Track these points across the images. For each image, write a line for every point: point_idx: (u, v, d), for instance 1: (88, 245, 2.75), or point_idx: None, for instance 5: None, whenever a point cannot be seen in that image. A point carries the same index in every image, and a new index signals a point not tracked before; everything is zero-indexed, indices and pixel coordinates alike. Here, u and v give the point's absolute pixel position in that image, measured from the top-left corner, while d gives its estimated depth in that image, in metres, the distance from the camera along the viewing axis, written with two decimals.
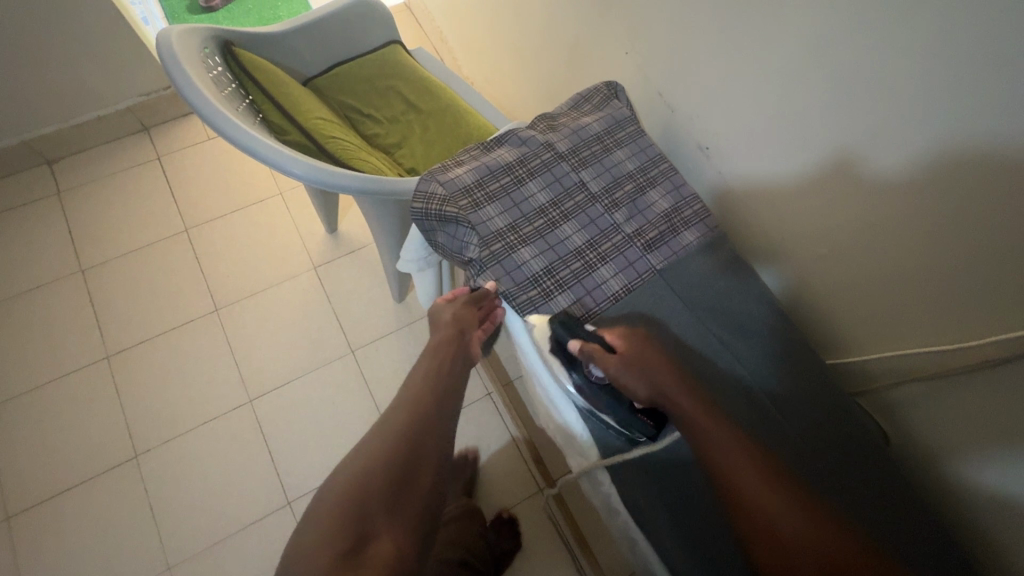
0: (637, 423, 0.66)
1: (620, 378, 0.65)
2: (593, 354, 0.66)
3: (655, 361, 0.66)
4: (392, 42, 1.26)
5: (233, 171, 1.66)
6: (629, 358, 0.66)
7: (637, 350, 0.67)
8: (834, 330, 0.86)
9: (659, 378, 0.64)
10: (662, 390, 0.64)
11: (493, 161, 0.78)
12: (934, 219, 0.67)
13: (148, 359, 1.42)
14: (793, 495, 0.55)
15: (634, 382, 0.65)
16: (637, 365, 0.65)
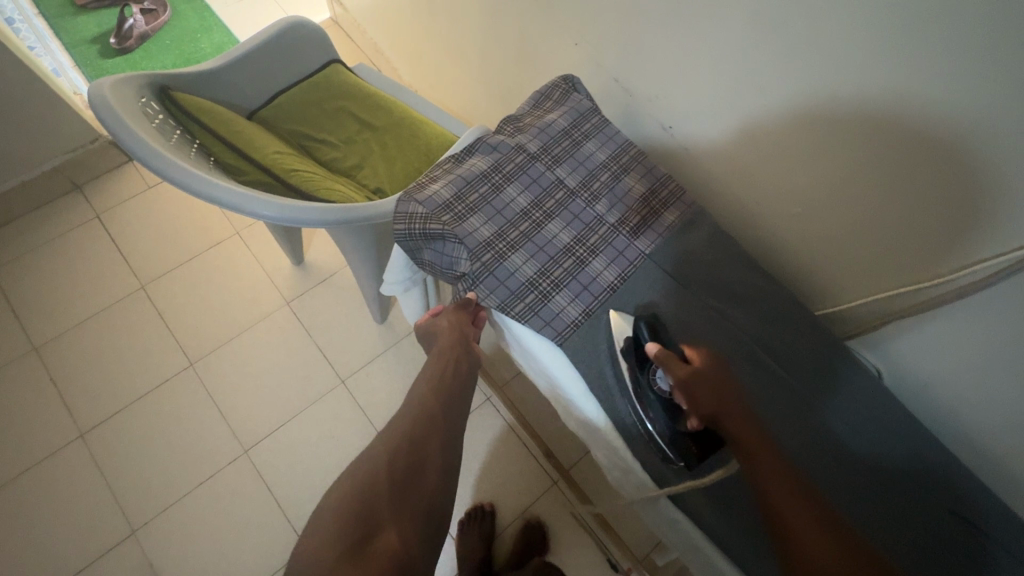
0: (680, 446, 0.64)
1: (688, 390, 0.63)
2: (669, 362, 0.64)
3: (726, 387, 0.65)
4: (331, 62, 1.23)
5: (182, 216, 1.58)
6: (705, 375, 0.65)
7: (714, 371, 0.66)
8: (815, 287, 0.91)
9: (730, 401, 0.63)
10: (733, 414, 0.62)
11: (467, 172, 0.77)
12: (900, 158, 0.69)
13: (126, 429, 1.34)
14: (846, 560, 0.51)
15: (702, 398, 0.63)
16: (711, 383, 0.64)
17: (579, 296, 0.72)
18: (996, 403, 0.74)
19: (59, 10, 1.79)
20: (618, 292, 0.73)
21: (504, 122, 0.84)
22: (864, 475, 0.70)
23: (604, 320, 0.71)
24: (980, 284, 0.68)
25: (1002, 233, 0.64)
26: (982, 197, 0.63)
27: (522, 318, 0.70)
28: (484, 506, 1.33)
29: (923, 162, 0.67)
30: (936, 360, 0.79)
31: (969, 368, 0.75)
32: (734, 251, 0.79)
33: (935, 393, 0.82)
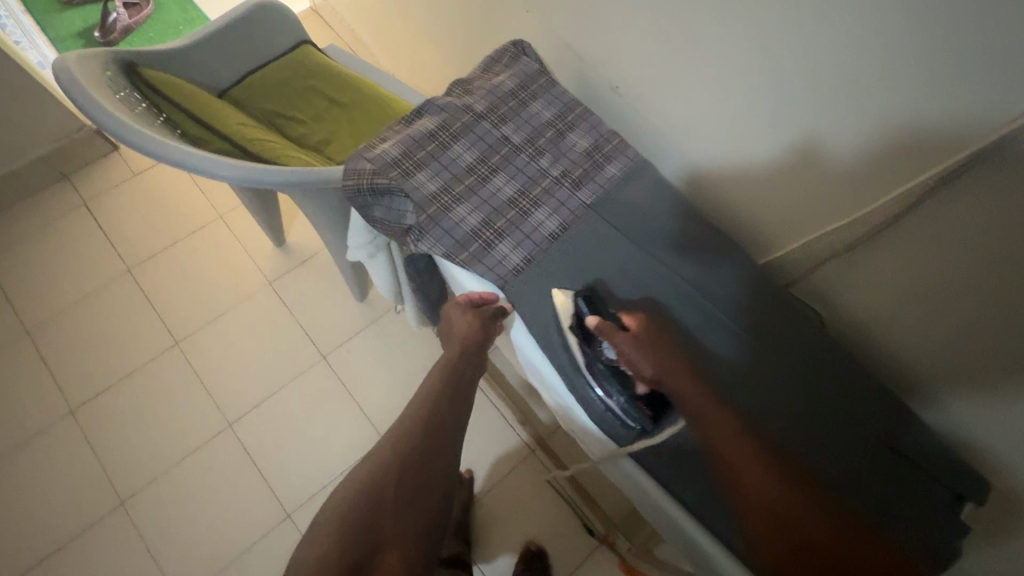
0: (634, 412, 0.69)
1: (632, 356, 0.69)
2: (609, 332, 0.69)
3: (664, 345, 0.71)
4: (301, 43, 1.26)
5: (166, 202, 1.62)
6: (643, 339, 0.70)
7: (649, 332, 0.71)
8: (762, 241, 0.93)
9: (669, 361, 0.69)
10: (672, 373, 0.69)
11: (414, 132, 0.80)
12: (830, 95, 0.71)
13: (115, 406, 1.39)
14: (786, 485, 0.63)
15: (645, 362, 0.68)
16: (649, 346, 0.70)
17: (522, 244, 0.75)
18: (919, 338, 0.76)
19: (46, 6, 1.84)
20: (560, 240, 0.76)
21: (453, 85, 0.87)
22: (798, 413, 0.72)
23: (545, 265, 0.75)
24: (897, 216, 0.70)
25: (920, 157, 0.66)
26: (900, 121, 0.66)
27: (466, 266, 0.73)
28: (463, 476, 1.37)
29: (847, 93, 0.69)
30: (864, 301, 0.81)
31: (895, 304, 0.76)
32: (674, 200, 0.82)
33: (867, 336, 0.83)
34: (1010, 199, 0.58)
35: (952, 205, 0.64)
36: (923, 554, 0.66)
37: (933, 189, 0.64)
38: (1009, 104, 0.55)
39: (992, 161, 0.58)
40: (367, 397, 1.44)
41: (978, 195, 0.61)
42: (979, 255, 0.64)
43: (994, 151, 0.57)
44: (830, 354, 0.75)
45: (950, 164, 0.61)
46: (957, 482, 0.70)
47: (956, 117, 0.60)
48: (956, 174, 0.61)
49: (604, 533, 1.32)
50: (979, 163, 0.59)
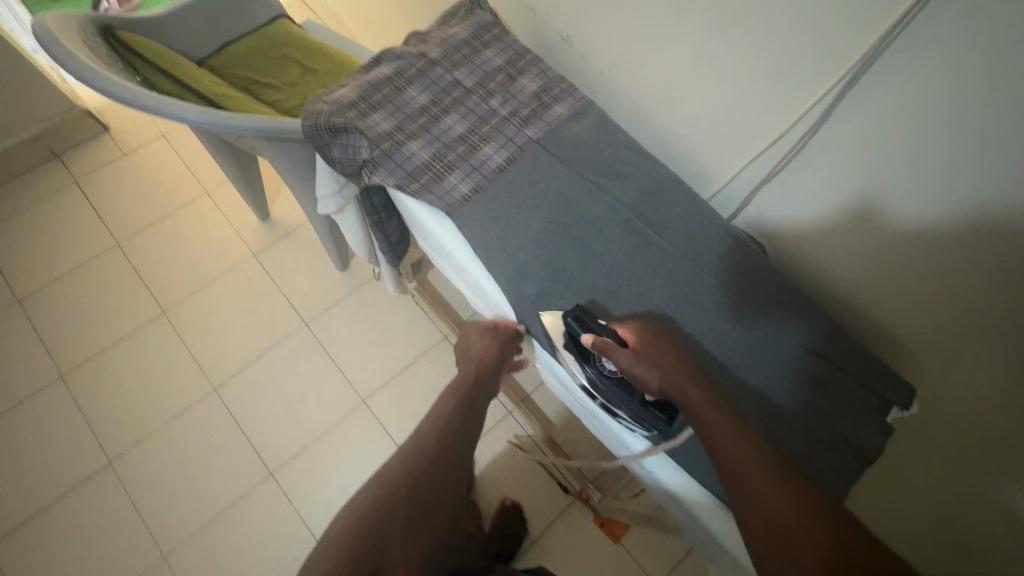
0: (647, 417, 0.70)
1: (632, 371, 0.68)
2: (607, 349, 0.68)
3: (665, 354, 0.68)
4: (278, 17, 1.32)
5: (154, 179, 1.67)
6: (642, 350, 0.68)
7: (650, 344, 0.69)
8: (703, 183, 0.96)
9: (671, 368, 0.67)
10: (675, 382, 0.66)
11: (372, 77, 0.85)
12: (756, 19, 0.73)
13: (103, 371, 1.43)
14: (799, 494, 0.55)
15: (643, 374, 0.67)
16: (648, 357, 0.68)
17: (470, 176, 0.79)
18: (849, 258, 0.80)
19: None
20: (507, 173, 0.80)
21: (412, 37, 0.92)
22: (743, 336, 0.76)
23: (492, 195, 0.79)
24: (815, 126, 0.74)
25: (828, 70, 0.70)
26: (809, 42, 0.69)
27: (417, 195, 0.77)
28: None
29: (764, 19, 0.72)
30: (799, 227, 0.85)
31: (824, 222, 0.81)
32: (618, 135, 0.86)
33: (804, 261, 0.87)
34: (913, 85, 0.62)
35: (865, 101, 0.68)
36: (842, 451, 0.71)
37: (847, 87, 0.68)
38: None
39: (893, 49, 0.63)
40: (348, 361, 1.48)
41: (884, 86, 0.65)
42: (891, 151, 0.68)
43: (894, 39, 0.62)
44: (819, 327, 0.77)
45: (856, 60, 0.66)
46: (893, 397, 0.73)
47: (853, 21, 0.64)
48: (866, 66, 0.66)
49: (579, 489, 1.36)
50: (882, 54, 0.64)
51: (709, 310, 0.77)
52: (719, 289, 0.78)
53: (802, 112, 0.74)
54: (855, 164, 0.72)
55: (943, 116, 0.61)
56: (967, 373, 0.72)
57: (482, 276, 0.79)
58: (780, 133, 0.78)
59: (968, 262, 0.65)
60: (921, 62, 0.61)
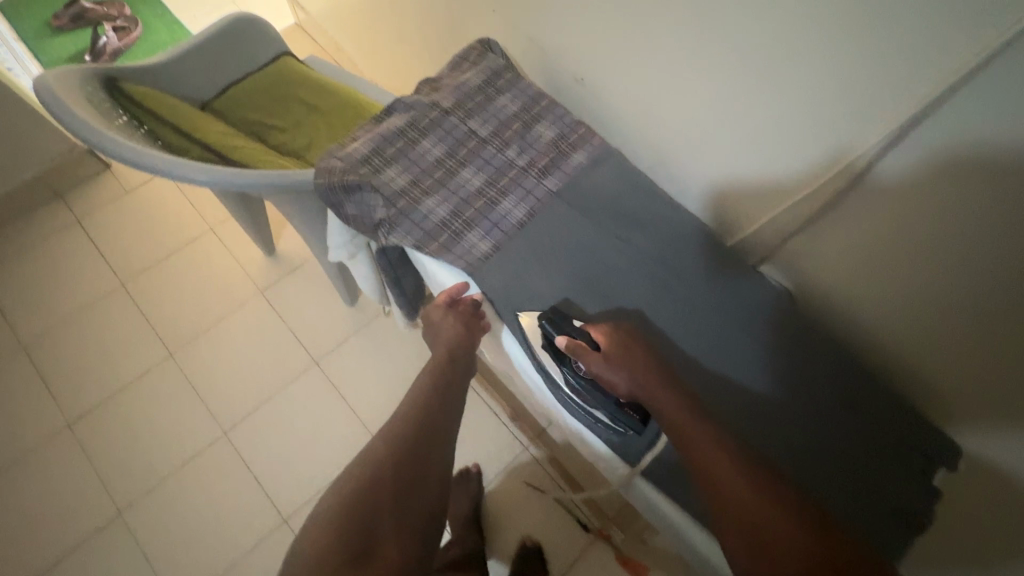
0: (624, 417, 0.70)
1: (604, 375, 0.68)
2: (580, 351, 0.68)
3: (635, 357, 0.67)
4: (281, 54, 1.29)
5: (157, 216, 1.65)
6: (611, 354, 0.67)
7: (622, 347, 0.68)
8: (724, 225, 0.93)
9: (640, 371, 0.66)
10: (645, 384, 0.65)
11: (383, 130, 0.83)
12: (784, 74, 0.70)
13: (111, 417, 1.41)
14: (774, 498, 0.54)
15: (616, 378, 0.67)
16: (619, 359, 0.67)
17: (489, 233, 0.77)
18: (887, 315, 0.75)
19: (38, 32, 1.90)
20: (527, 229, 0.78)
21: (422, 84, 0.90)
22: (772, 394, 0.72)
23: (514, 254, 0.77)
24: (851, 183, 0.70)
25: (865, 129, 0.66)
26: (843, 98, 0.66)
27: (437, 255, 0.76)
28: (470, 470, 1.39)
29: (792, 73, 0.69)
30: (829, 279, 0.81)
31: (858, 279, 0.76)
32: (640, 182, 0.82)
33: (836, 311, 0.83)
34: (955, 150, 0.59)
35: (907, 163, 0.64)
36: (899, 523, 0.67)
37: (884, 146, 0.65)
38: (940, 66, 0.56)
39: (936, 115, 0.59)
40: (359, 399, 1.45)
41: (928, 149, 0.61)
42: (938, 214, 0.63)
43: (938, 106, 0.58)
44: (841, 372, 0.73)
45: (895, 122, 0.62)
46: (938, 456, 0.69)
47: (892, 82, 0.61)
48: (905, 130, 0.62)
49: (600, 527, 1.33)
50: (923, 119, 0.60)
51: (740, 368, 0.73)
52: (751, 345, 0.75)
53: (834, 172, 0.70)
54: (900, 223, 0.67)
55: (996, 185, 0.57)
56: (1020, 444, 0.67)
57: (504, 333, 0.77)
58: (811, 190, 0.74)
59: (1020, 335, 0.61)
60: (969, 130, 0.56)
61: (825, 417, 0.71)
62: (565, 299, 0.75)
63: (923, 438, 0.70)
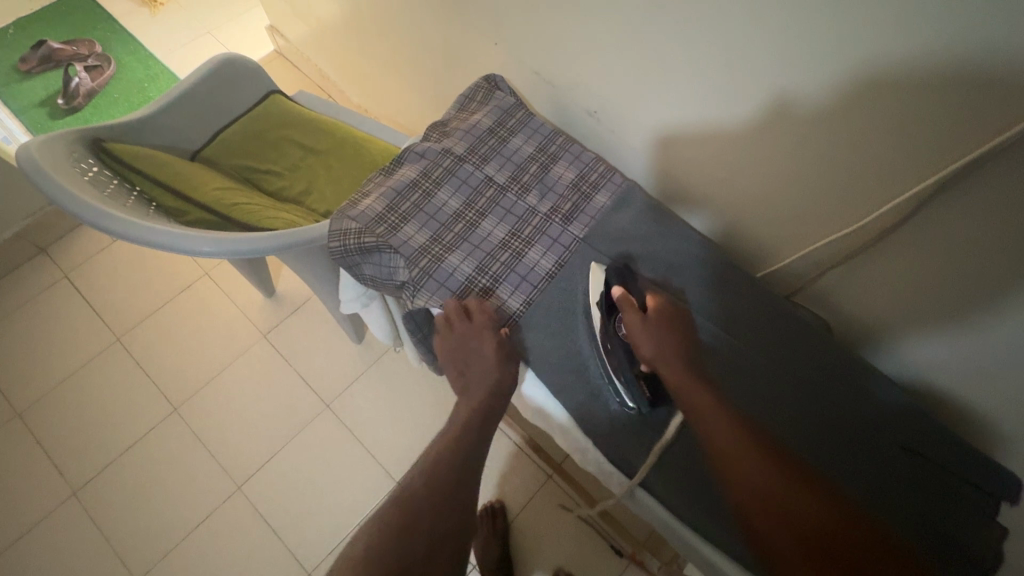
0: (635, 389, 0.66)
1: (637, 335, 0.65)
2: (626, 305, 0.67)
3: (676, 332, 0.66)
4: (270, 93, 1.24)
5: (149, 264, 1.59)
6: (656, 321, 0.66)
7: (663, 317, 0.67)
8: (750, 254, 0.91)
9: (673, 346, 0.65)
10: (675, 355, 0.64)
11: (396, 182, 0.79)
12: (818, 115, 0.68)
13: (118, 480, 1.35)
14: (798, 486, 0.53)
15: (648, 342, 0.65)
16: (661, 329, 0.66)
17: (518, 287, 0.74)
18: (935, 345, 0.74)
19: (6, 77, 1.82)
20: (558, 281, 0.74)
21: (431, 128, 0.86)
22: (826, 435, 0.68)
23: (547, 309, 0.73)
24: (896, 223, 0.68)
25: (908, 171, 0.64)
26: (884, 137, 0.64)
27: (464, 314, 0.71)
28: (495, 505, 1.36)
29: (824, 114, 0.67)
30: (869, 310, 0.80)
31: (902, 311, 0.75)
32: (668, 220, 0.79)
33: (874, 340, 0.82)
34: (1010, 198, 0.57)
35: (960, 205, 0.62)
36: (961, 562, 0.63)
37: (936, 186, 0.62)
38: (991, 118, 0.54)
39: (993, 167, 0.57)
40: (376, 441, 1.41)
41: (983, 192, 0.59)
42: (998, 255, 0.62)
43: (993, 157, 0.56)
44: (886, 404, 0.71)
45: (941, 169, 0.61)
46: (973, 478, 0.68)
47: (938, 130, 0.59)
48: (953, 181, 0.60)
49: (633, 552, 1.30)
50: (976, 169, 0.58)
51: (795, 412, 0.69)
52: (802, 383, 0.71)
53: (880, 212, 0.68)
54: (952, 263, 0.66)
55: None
56: None
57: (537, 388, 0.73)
58: (851, 225, 0.73)
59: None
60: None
61: (876, 451, 0.68)
62: (599, 264, 0.74)
63: (969, 466, 0.68)
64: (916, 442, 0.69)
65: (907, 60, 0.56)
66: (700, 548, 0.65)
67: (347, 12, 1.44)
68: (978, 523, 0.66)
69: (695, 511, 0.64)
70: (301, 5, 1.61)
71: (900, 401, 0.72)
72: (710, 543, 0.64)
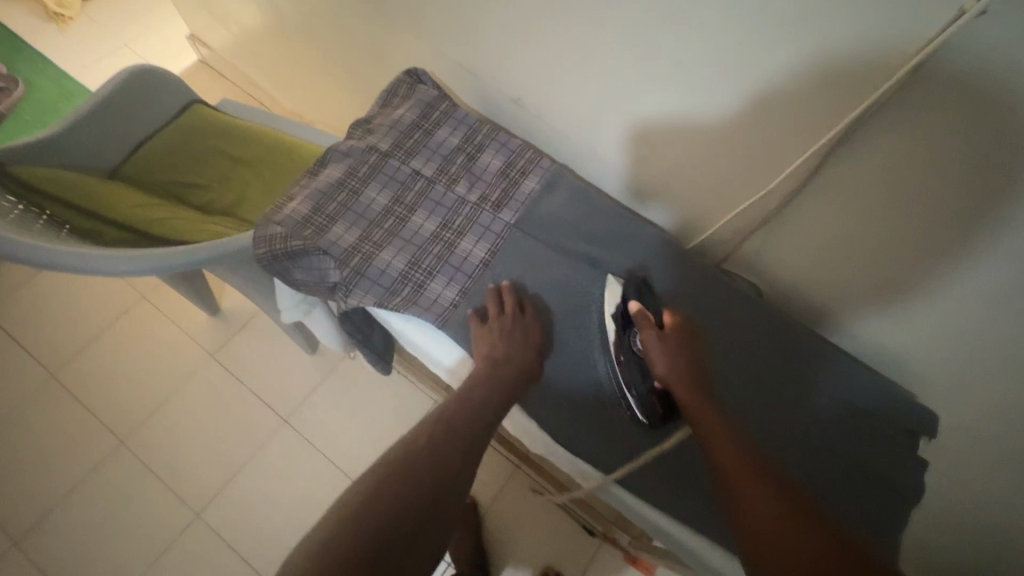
0: (647, 403, 0.67)
1: (652, 349, 0.65)
2: (644, 319, 0.67)
3: (690, 351, 0.66)
4: (192, 104, 1.21)
5: (80, 293, 1.51)
6: (673, 338, 0.66)
7: (680, 334, 0.67)
8: (680, 227, 0.94)
9: (686, 364, 0.64)
10: (688, 378, 0.63)
11: (321, 183, 0.77)
12: (724, 83, 0.70)
13: (66, 523, 1.28)
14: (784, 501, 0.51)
15: (664, 357, 0.65)
16: (677, 347, 0.66)
17: (453, 279, 0.73)
18: (850, 297, 0.79)
19: None
20: (491, 269, 0.75)
21: (354, 126, 0.85)
22: (755, 392, 0.72)
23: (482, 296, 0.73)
24: (801, 184, 0.72)
25: (808, 130, 0.68)
26: (785, 101, 0.67)
27: (402, 309, 0.71)
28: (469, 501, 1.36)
29: (730, 80, 0.70)
30: (788, 271, 0.84)
31: (818, 269, 0.79)
32: (596, 202, 0.81)
33: (798, 298, 0.86)
34: (897, 143, 0.61)
35: (855, 159, 0.65)
36: (891, 498, 0.69)
37: (832, 145, 0.65)
38: (871, 72, 0.58)
39: (881, 116, 0.60)
40: (340, 451, 1.39)
41: (873, 145, 0.63)
42: (891, 203, 0.66)
43: (880, 106, 0.59)
44: (814, 359, 0.75)
45: (835, 125, 0.64)
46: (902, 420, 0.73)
47: (829, 87, 0.62)
48: (846, 136, 0.64)
49: (604, 531, 1.32)
50: (865, 120, 0.61)
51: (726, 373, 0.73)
52: (733, 344, 0.75)
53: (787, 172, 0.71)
54: (854, 218, 0.71)
55: (940, 177, 0.60)
56: None
57: None
58: (763, 189, 0.76)
59: (994, 317, 0.64)
60: (910, 126, 0.59)
61: (803, 403, 0.73)
62: (615, 278, 0.74)
63: (897, 408, 0.73)
64: (848, 392, 0.74)
65: (795, 22, 0.59)
66: (647, 511, 0.69)
67: (268, 16, 1.40)
68: (907, 461, 0.71)
69: (636, 483, 0.69)
70: (219, 11, 1.55)
71: (826, 355, 0.76)
72: (659, 509, 0.68)
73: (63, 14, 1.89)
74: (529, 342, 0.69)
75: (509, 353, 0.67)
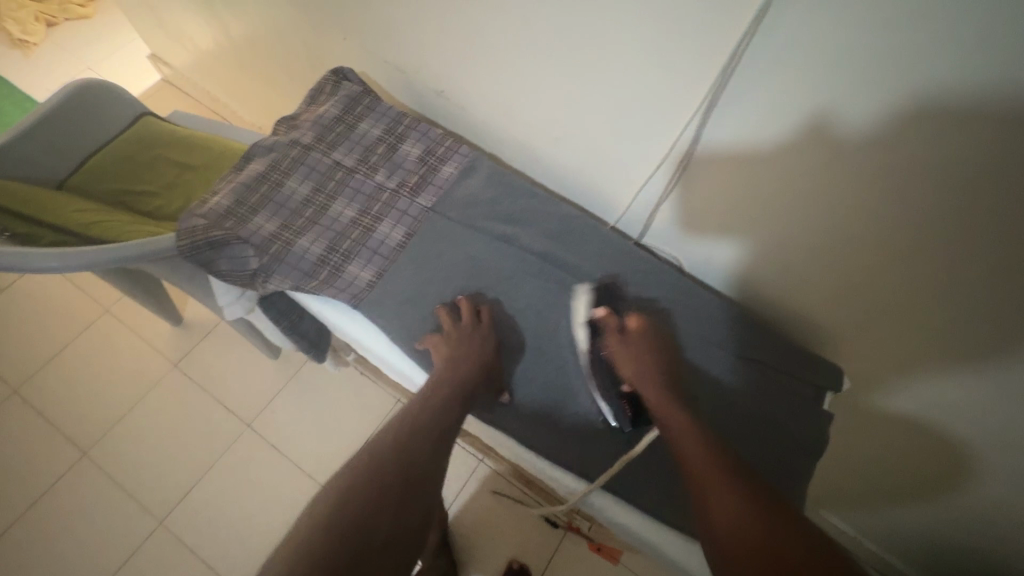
0: (617, 408, 0.69)
1: (617, 357, 0.69)
2: (607, 327, 0.70)
3: (653, 353, 0.68)
4: (140, 116, 1.24)
5: (44, 310, 1.53)
6: (631, 342, 0.69)
7: (645, 335, 0.69)
8: (605, 206, 0.97)
9: (647, 365, 0.67)
10: (650, 379, 0.65)
11: (245, 177, 0.81)
12: (611, 58, 0.74)
13: (29, 536, 1.28)
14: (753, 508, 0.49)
15: (625, 363, 0.68)
16: (638, 351, 0.68)
17: (370, 261, 0.76)
18: (758, 261, 0.82)
19: None
20: (408, 250, 0.78)
21: (279, 124, 0.88)
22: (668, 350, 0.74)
23: (398, 273, 0.76)
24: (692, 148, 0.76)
25: (688, 96, 0.71)
26: (666, 72, 0.70)
27: (320, 292, 0.73)
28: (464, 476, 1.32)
29: (616, 54, 0.73)
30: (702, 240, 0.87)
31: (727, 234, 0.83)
32: (512, 184, 0.83)
33: (715, 266, 0.89)
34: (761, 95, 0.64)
35: (732, 117, 0.69)
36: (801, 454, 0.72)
37: (710, 108, 0.70)
38: (722, 33, 0.62)
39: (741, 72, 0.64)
40: (303, 452, 1.39)
41: (745, 104, 0.66)
42: (771, 160, 0.69)
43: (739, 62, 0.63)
44: (729, 326, 0.77)
45: (708, 88, 0.68)
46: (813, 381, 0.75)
47: (697, 53, 0.66)
48: (718, 94, 0.68)
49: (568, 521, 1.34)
50: (730, 79, 0.65)
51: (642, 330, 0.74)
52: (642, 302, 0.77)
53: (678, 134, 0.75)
54: (746, 181, 0.74)
55: (803, 128, 0.63)
56: (874, 339, 0.77)
57: (406, 365, 0.75)
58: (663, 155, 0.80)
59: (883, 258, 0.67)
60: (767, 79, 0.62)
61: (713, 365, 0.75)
62: (584, 286, 0.76)
63: (808, 368, 0.75)
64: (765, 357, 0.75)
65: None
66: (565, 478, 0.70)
67: (216, 31, 1.44)
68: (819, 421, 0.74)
69: (543, 444, 0.70)
70: (173, 29, 1.60)
71: (742, 322, 0.77)
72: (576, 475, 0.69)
73: (27, 41, 1.93)
74: (481, 342, 0.70)
75: (468, 355, 0.68)
